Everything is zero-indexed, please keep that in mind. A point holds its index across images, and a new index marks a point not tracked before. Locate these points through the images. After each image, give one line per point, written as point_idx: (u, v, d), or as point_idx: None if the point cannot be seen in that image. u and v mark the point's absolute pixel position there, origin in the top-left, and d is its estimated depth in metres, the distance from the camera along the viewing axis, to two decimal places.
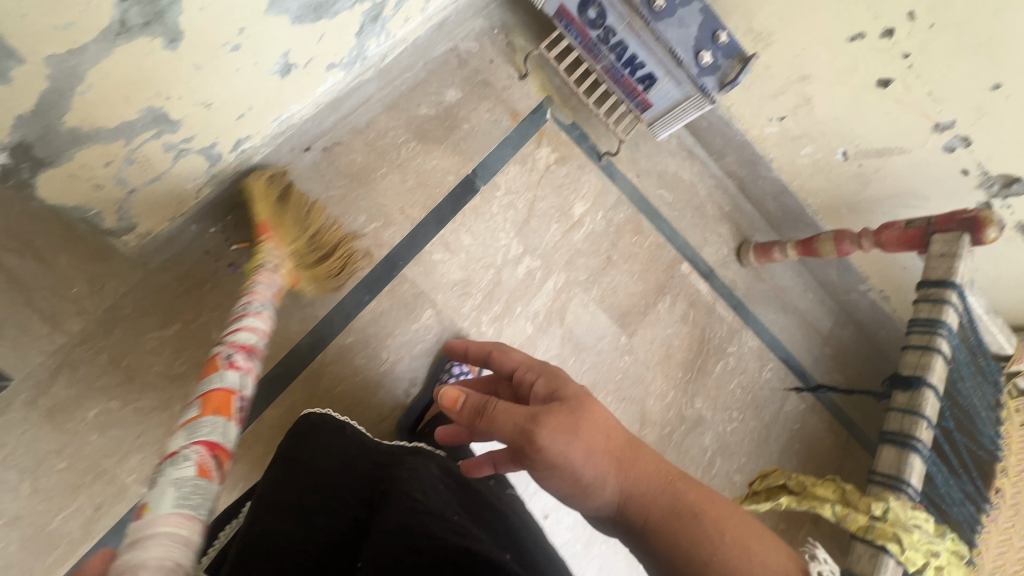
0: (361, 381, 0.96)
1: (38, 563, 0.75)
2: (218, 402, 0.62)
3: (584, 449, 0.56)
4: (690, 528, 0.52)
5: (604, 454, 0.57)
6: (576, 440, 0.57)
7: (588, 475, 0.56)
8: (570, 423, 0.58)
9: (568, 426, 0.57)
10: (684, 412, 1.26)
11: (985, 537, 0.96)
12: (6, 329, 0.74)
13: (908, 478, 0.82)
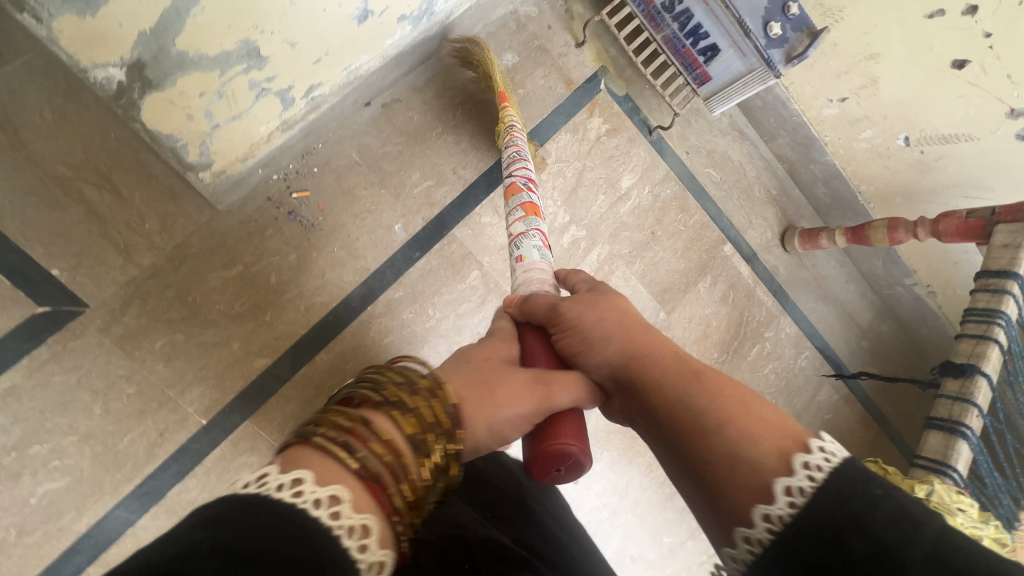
0: (407, 335, 0.98)
1: (106, 480, 0.79)
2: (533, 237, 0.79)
3: (596, 317, 0.59)
4: (712, 432, 0.46)
5: (613, 322, 0.59)
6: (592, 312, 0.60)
7: (598, 337, 0.58)
8: (593, 300, 0.61)
9: (592, 301, 0.61)
10: None
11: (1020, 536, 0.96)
12: (85, 258, 0.80)
13: (954, 464, 0.86)
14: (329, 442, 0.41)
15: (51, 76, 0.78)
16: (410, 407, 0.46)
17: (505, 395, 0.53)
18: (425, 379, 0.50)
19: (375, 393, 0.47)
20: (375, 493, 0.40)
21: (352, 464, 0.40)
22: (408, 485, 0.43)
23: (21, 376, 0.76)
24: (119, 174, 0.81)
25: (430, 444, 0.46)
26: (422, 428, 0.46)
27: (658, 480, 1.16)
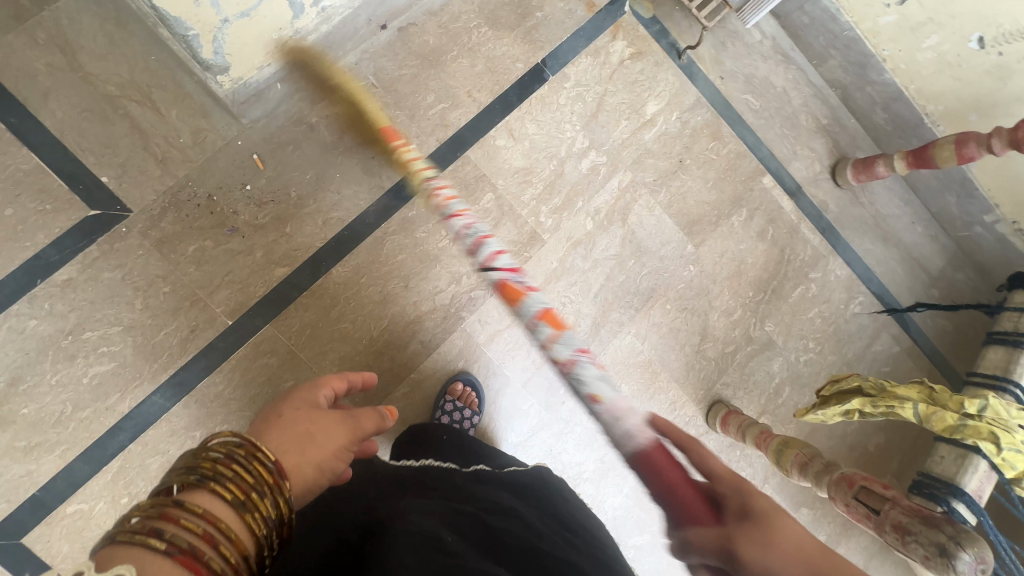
0: (420, 253, 0.99)
1: (146, 368, 0.87)
2: (553, 319, 0.87)
3: (795, 562, 0.38)
4: None
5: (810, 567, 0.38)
6: (776, 538, 0.39)
7: None
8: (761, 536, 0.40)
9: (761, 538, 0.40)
10: (752, 332, 1.16)
11: None
12: (129, 167, 0.88)
13: None
14: (133, 535, 0.34)
15: (103, 8, 0.87)
16: (227, 474, 0.39)
17: (328, 433, 0.51)
18: (243, 443, 0.42)
19: (191, 473, 0.39)
20: (195, 569, 0.34)
21: (159, 546, 0.33)
22: (232, 547, 0.37)
23: (77, 270, 0.85)
24: (158, 93, 0.89)
25: (258, 501, 0.40)
26: (246, 491, 0.39)
27: (682, 420, 1.10)
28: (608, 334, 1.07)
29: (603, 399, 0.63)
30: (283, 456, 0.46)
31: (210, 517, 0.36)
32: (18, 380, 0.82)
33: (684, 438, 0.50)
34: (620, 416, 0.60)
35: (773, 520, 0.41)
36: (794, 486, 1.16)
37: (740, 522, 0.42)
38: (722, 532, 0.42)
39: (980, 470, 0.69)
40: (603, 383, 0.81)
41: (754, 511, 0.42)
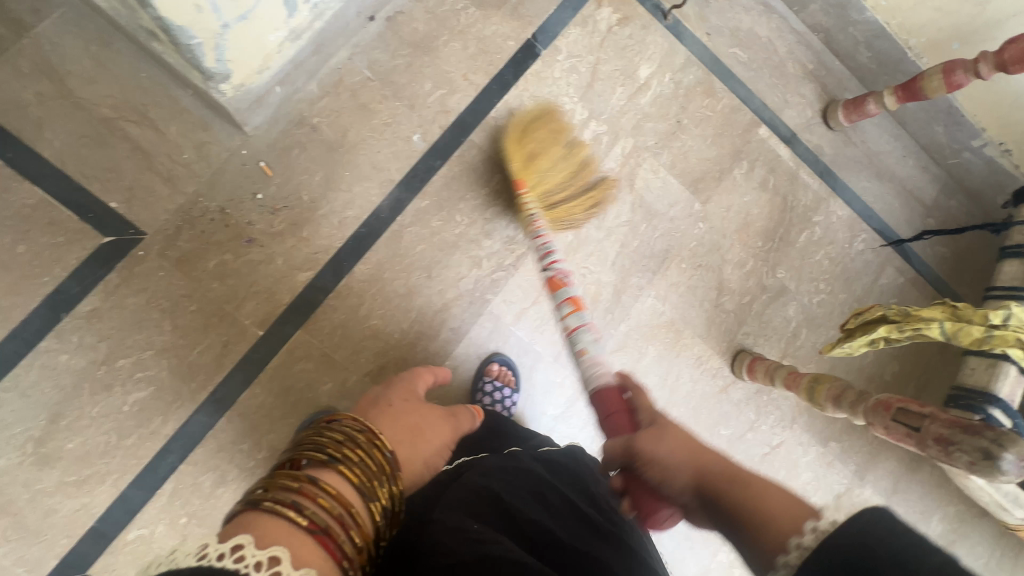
0: (438, 241, 0.99)
1: (185, 388, 0.87)
2: (574, 305, 0.94)
3: (672, 448, 0.61)
4: (725, 491, 0.56)
5: (684, 451, 0.61)
6: (666, 442, 0.62)
7: (670, 458, 0.61)
8: (657, 431, 0.64)
9: (655, 432, 0.64)
10: (765, 281, 1.19)
11: None
12: (137, 190, 0.86)
13: None
14: (278, 504, 0.42)
15: (85, 29, 0.85)
16: (353, 461, 0.49)
17: (431, 432, 0.66)
18: (364, 431, 0.52)
19: (321, 451, 0.48)
20: (327, 546, 0.41)
21: (303, 522, 0.41)
22: (360, 533, 0.45)
23: (100, 299, 0.84)
24: (154, 110, 0.87)
25: (379, 488, 0.49)
26: (369, 477, 0.49)
27: (709, 373, 1.13)
28: (630, 300, 1.09)
29: (587, 351, 0.87)
30: (398, 447, 0.61)
31: (340, 500, 0.45)
32: (58, 417, 0.82)
33: (639, 393, 0.77)
34: (594, 365, 0.86)
35: (674, 428, 0.64)
36: (820, 422, 1.21)
37: (636, 445, 0.63)
38: (631, 459, 0.64)
39: (1010, 376, 0.75)
40: (590, 341, 0.93)
41: (655, 431, 0.64)
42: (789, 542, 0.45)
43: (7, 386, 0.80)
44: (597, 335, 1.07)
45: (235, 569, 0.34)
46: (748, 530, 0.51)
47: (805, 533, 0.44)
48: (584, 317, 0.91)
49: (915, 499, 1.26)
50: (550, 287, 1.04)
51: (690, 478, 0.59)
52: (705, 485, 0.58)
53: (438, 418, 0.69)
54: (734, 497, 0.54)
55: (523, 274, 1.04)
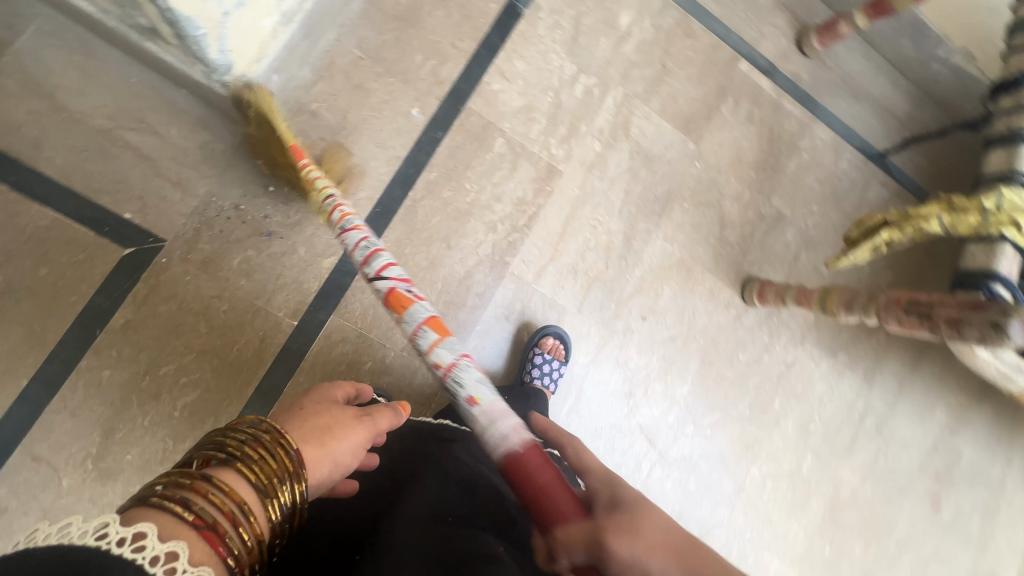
0: (452, 212, 1.01)
1: (231, 386, 0.88)
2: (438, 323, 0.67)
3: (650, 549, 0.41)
4: None
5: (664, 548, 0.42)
6: (641, 538, 0.42)
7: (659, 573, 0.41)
8: (630, 522, 0.43)
9: (629, 526, 0.43)
10: (762, 210, 1.24)
11: None
12: (149, 197, 0.86)
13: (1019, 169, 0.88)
14: (164, 498, 0.37)
15: (67, 40, 0.83)
16: (255, 457, 0.44)
17: (347, 430, 0.54)
18: (270, 430, 0.47)
19: (222, 450, 0.43)
20: (213, 542, 0.37)
21: (188, 516, 0.37)
22: (250, 531, 0.40)
23: (133, 311, 0.84)
24: (152, 114, 0.86)
25: (278, 485, 0.44)
26: (269, 474, 0.44)
27: (723, 304, 1.19)
28: (641, 245, 1.13)
29: (478, 401, 0.60)
30: (303, 446, 0.50)
31: (234, 496, 0.41)
32: (113, 431, 0.83)
33: (565, 438, 0.54)
34: (491, 416, 0.57)
35: (637, 513, 0.44)
36: (827, 336, 1.28)
37: (607, 542, 0.42)
38: (591, 551, 0.43)
39: (1008, 253, 0.80)
40: (481, 387, 0.61)
41: (627, 518, 0.44)
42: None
43: (56, 408, 0.80)
44: (614, 282, 1.11)
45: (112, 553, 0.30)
46: None
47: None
48: (457, 346, 0.66)
49: (918, 395, 1.35)
50: (392, 307, 0.69)
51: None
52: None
53: (353, 423, 0.55)
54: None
55: (538, 233, 1.06)
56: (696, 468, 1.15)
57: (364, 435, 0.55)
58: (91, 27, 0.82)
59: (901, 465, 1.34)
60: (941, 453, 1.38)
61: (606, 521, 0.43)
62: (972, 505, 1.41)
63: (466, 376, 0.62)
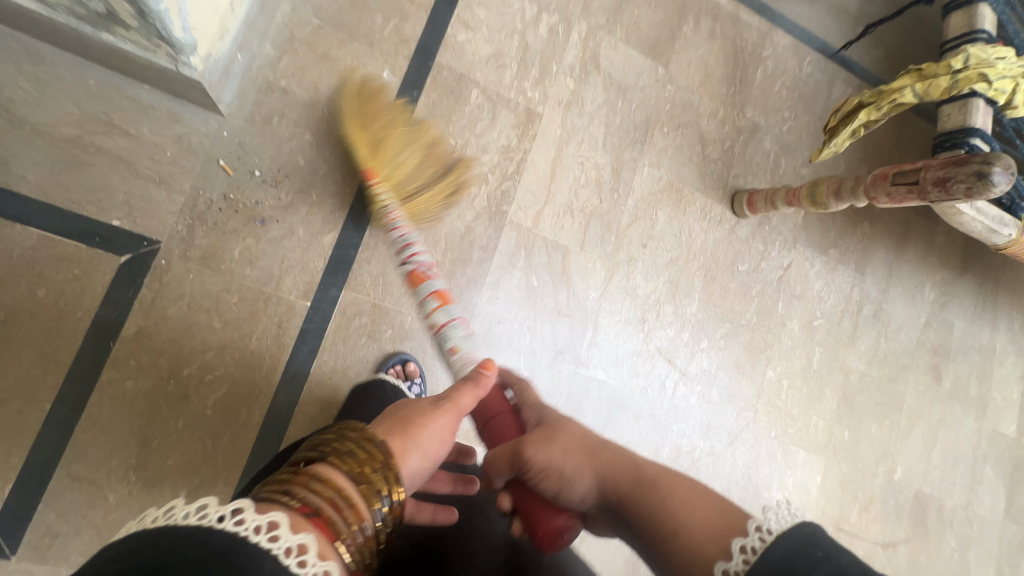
0: (442, 169, 1.01)
1: (257, 376, 0.88)
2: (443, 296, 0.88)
3: (562, 453, 0.62)
4: (646, 496, 0.56)
5: (576, 450, 0.63)
6: (553, 443, 0.63)
7: (569, 466, 0.61)
8: (546, 435, 0.64)
9: (545, 437, 0.64)
10: (738, 123, 1.26)
11: None
12: (134, 201, 0.83)
13: (981, 27, 0.91)
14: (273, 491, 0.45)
15: (8, 49, 0.79)
16: (347, 449, 0.52)
17: (427, 416, 0.60)
18: (355, 426, 0.55)
19: (316, 450, 0.52)
20: (321, 526, 0.44)
21: (294, 503, 0.44)
22: (353, 515, 0.47)
23: (143, 318, 0.83)
24: (118, 116, 0.83)
25: (371, 475, 0.51)
26: (361, 462, 0.51)
27: (716, 220, 1.22)
28: (629, 174, 1.15)
29: (458, 349, 0.81)
30: (390, 435, 0.56)
31: (334, 486, 0.48)
32: (148, 439, 0.82)
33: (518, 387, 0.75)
34: (464, 363, 0.82)
35: (557, 429, 0.65)
36: (817, 235, 1.33)
37: (524, 450, 0.62)
38: (515, 468, 0.62)
39: (981, 108, 0.85)
40: (463, 341, 0.82)
41: (545, 432, 0.65)
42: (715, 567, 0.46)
43: (86, 427, 0.79)
44: (611, 215, 1.13)
45: (235, 533, 0.37)
46: (658, 536, 0.53)
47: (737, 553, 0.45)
48: (451, 311, 0.84)
49: (906, 277, 1.43)
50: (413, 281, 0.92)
51: (584, 473, 0.61)
52: (611, 492, 0.59)
53: (435, 409, 0.61)
54: (649, 501, 0.55)
55: (529, 178, 1.07)
56: (716, 379, 1.20)
57: (447, 419, 0.61)
58: (33, 31, 0.78)
59: (901, 345, 1.41)
60: (935, 327, 1.47)
61: (527, 436, 0.64)
62: (969, 370, 1.50)
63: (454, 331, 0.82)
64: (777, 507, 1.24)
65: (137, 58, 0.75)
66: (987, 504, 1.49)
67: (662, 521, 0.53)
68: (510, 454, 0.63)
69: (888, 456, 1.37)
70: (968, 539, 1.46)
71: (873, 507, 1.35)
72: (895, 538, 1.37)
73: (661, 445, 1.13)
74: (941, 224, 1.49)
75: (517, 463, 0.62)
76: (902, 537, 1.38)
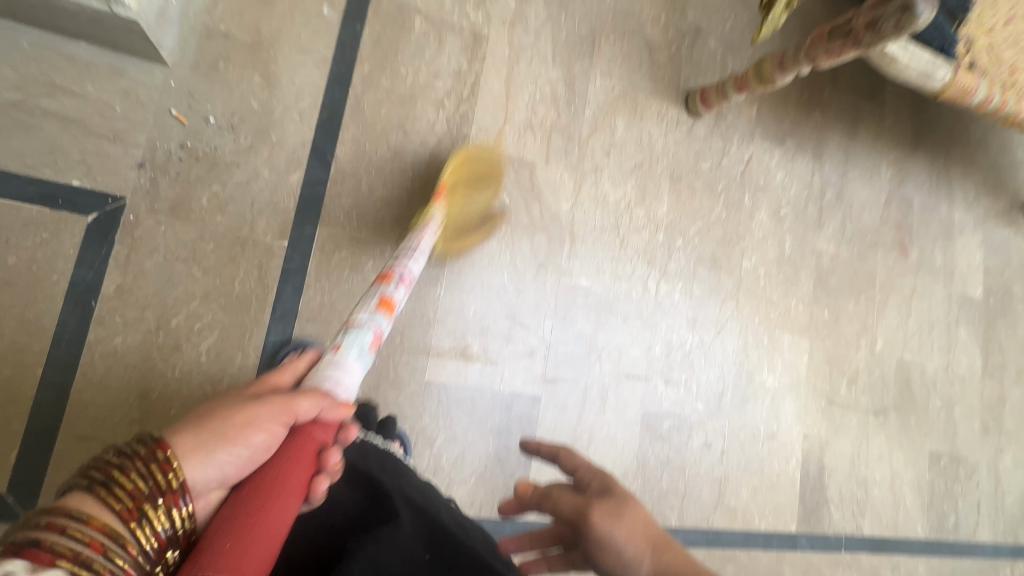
0: (397, 98, 1.01)
1: (247, 318, 0.89)
2: (384, 307, 0.77)
3: (627, 536, 0.58)
4: None
5: (641, 535, 0.58)
6: (621, 522, 0.59)
7: (629, 550, 0.57)
8: (615, 507, 0.60)
9: (613, 509, 0.59)
10: (681, 26, 1.29)
11: (969, 28, 1.03)
12: (90, 159, 0.83)
13: None
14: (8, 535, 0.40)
15: None
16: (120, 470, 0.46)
17: (243, 417, 0.54)
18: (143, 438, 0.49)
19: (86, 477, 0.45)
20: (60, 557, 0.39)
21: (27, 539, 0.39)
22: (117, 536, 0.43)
23: (121, 274, 0.83)
24: (59, 75, 0.82)
25: (154, 487, 0.46)
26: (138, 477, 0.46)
27: (673, 123, 1.25)
28: (583, 86, 1.17)
29: (340, 348, 0.68)
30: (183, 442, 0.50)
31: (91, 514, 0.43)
32: (147, 392, 0.83)
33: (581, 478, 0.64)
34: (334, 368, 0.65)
35: (625, 502, 0.61)
36: (772, 128, 1.37)
37: (591, 518, 0.59)
38: (576, 524, 0.60)
39: None
40: (355, 348, 0.69)
41: (613, 503, 0.60)
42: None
43: (82, 387, 0.80)
44: (571, 127, 1.15)
45: None
46: None
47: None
48: (373, 318, 0.74)
49: (861, 159, 1.49)
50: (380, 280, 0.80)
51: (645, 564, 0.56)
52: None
53: (254, 405, 0.55)
54: None
55: (485, 99, 1.08)
56: (695, 275, 1.24)
57: (271, 412, 0.55)
58: None
59: (866, 224, 1.48)
60: (895, 204, 1.53)
61: (595, 501, 0.61)
62: (932, 241, 1.58)
63: (359, 338, 0.70)
64: (770, 388, 1.29)
65: (68, 7, 0.74)
66: (966, 364, 1.58)
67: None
68: (570, 510, 0.61)
69: (867, 330, 1.44)
70: (953, 398, 1.55)
71: (860, 379, 1.42)
72: (885, 406, 1.44)
73: (652, 342, 1.17)
74: (887, 106, 1.55)
75: (580, 524, 0.60)
76: (891, 404, 1.45)
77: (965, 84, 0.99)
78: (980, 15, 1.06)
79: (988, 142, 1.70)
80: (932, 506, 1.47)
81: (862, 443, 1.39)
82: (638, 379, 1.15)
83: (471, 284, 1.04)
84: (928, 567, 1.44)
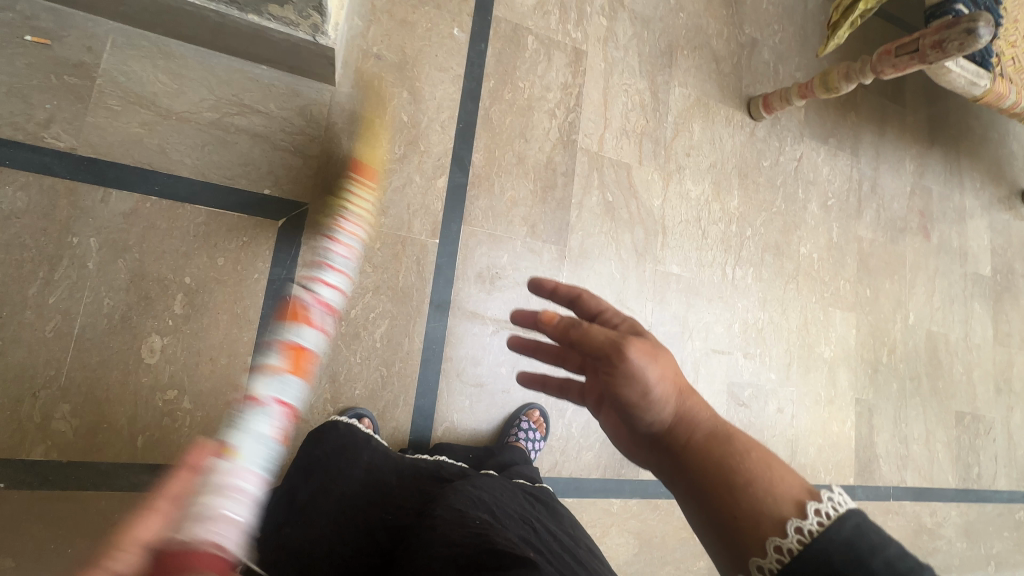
0: (518, 109, 1.14)
1: (410, 307, 1.00)
2: None
3: (660, 373, 0.50)
4: (728, 448, 0.46)
5: (671, 378, 0.51)
6: (659, 362, 0.50)
7: (655, 392, 0.50)
8: (652, 347, 0.51)
9: (651, 348, 0.51)
10: (740, 39, 1.44)
11: (999, 46, 1.22)
12: (277, 169, 0.93)
13: None
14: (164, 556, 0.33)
15: (142, 48, 0.87)
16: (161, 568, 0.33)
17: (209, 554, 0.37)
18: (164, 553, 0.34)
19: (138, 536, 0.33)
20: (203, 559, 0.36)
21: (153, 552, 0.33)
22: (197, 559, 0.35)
23: (308, 271, 0.93)
24: (247, 96, 0.92)
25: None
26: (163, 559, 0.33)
27: (738, 126, 1.41)
28: (664, 95, 1.32)
29: None
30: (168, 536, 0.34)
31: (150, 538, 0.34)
32: (336, 374, 0.94)
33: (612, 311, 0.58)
34: None
35: (659, 345, 0.53)
36: (818, 128, 1.54)
37: (629, 350, 0.49)
38: (607, 357, 0.50)
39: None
40: None
41: (650, 344, 0.52)
42: (766, 546, 0.40)
43: None
44: (656, 131, 1.29)
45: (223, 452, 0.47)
46: (726, 504, 0.43)
47: (808, 517, 0.40)
48: None
49: (889, 154, 1.68)
50: None
51: (674, 404, 0.50)
52: (682, 429, 0.49)
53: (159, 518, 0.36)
54: (725, 456, 0.46)
55: (587, 109, 1.22)
56: (763, 260, 1.40)
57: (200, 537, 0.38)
58: (164, 28, 0.86)
59: (896, 211, 1.66)
60: (918, 193, 1.73)
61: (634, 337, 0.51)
62: (949, 224, 1.78)
63: (253, 421, 0.53)
64: (827, 358, 1.47)
65: (275, 40, 0.84)
66: (981, 333, 1.78)
67: (733, 470, 0.44)
68: (607, 342, 0.50)
69: (901, 305, 1.63)
70: (972, 363, 1.75)
71: (898, 349, 1.60)
72: (918, 372, 1.63)
73: (731, 321, 1.33)
74: (908, 106, 1.74)
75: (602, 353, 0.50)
76: (923, 370, 1.64)
77: (1000, 91, 1.17)
78: (1006, 32, 1.24)
79: (990, 136, 1.92)
80: (959, 459, 1.67)
81: (901, 406, 1.58)
82: (723, 353, 1.31)
83: (585, 273, 1.17)
84: (959, 512, 1.64)
